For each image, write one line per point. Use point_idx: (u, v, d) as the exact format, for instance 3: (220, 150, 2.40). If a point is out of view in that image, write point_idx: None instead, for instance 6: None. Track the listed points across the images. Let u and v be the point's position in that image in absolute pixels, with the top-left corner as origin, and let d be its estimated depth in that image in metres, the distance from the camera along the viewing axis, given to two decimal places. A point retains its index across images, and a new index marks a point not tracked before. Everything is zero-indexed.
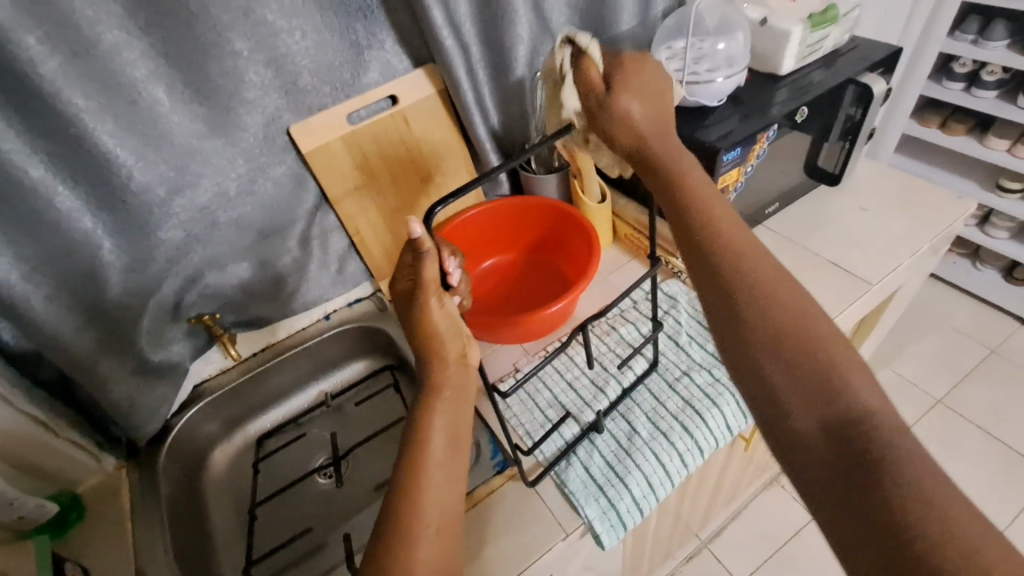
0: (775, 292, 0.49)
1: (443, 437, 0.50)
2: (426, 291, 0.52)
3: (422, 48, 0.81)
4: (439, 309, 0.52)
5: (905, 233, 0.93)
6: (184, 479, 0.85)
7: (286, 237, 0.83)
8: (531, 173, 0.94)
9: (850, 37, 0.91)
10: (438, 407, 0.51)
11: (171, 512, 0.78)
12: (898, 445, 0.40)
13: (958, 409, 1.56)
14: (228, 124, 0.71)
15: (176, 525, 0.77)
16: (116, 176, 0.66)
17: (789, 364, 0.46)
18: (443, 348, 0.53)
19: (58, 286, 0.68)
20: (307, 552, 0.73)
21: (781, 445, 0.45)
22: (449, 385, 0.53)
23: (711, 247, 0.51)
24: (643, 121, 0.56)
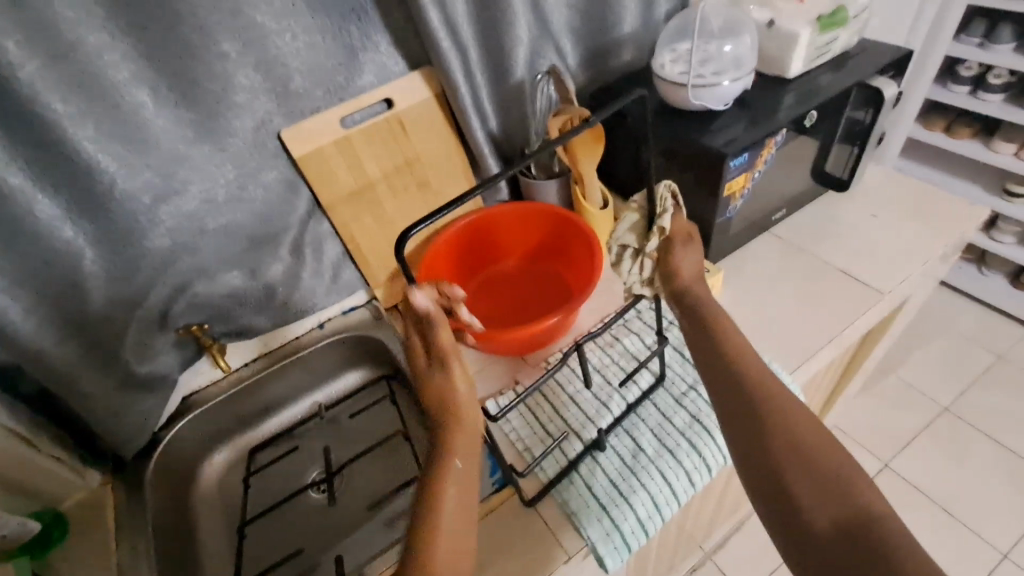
0: (785, 401, 0.53)
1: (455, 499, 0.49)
2: (440, 358, 0.51)
3: (419, 50, 0.79)
4: (455, 376, 0.52)
5: (915, 240, 0.90)
6: (172, 494, 0.82)
7: (278, 244, 0.81)
8: (531, 179, 0.92)
9: (859, 39, 0.89)
10: (451, 481, 0.49)
11: (157, 530, 0.76)
12: (902, 541, 0.44)
13: (966, 417, 1.53)
14: (217, 128, 0.68)
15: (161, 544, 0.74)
16: (98, 183, 0.63)
17: (802, 469, 0.49)
18: (458, 417, 0.51)
19: (38, 296, 0.66)
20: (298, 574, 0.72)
21: (791, 533, 0.48)
22: (464, 456, 0.51)
23: (727, 358, 0.56)
24: (692, 282, 0.62)
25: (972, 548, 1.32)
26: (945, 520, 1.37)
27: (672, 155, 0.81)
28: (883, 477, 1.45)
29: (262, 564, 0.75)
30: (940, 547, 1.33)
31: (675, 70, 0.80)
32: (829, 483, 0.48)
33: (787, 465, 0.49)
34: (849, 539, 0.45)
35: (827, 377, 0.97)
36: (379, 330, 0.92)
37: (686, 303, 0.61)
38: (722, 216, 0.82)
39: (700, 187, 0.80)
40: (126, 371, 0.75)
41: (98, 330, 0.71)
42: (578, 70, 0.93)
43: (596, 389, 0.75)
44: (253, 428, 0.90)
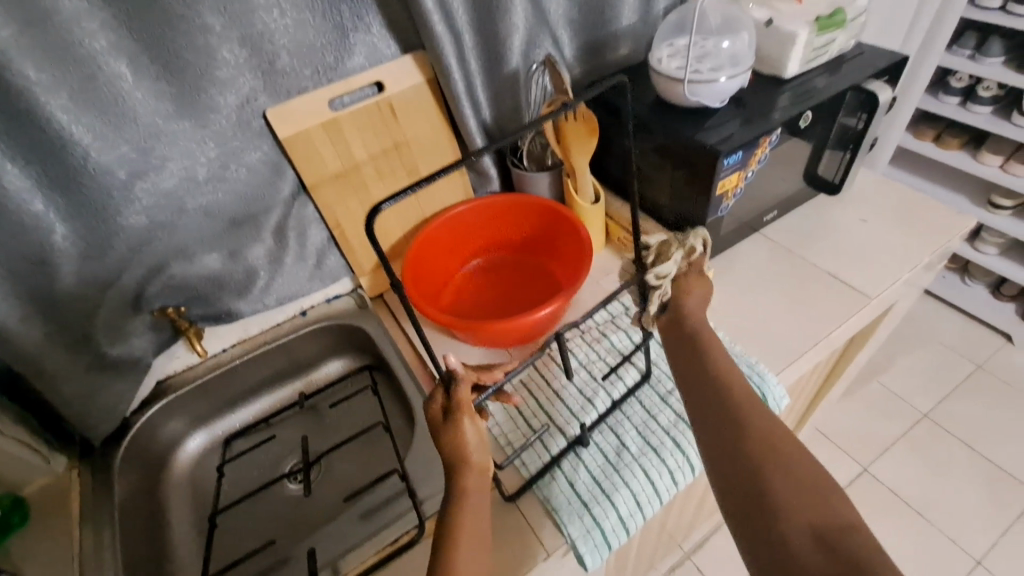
0: (766, 415, 0.53)
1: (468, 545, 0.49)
2: (460, 412, 0.52)
3: (412, 33, 0.77)
4: (472, 429, 0.52)
5: (903, 246, 0.90)
6: (142, 482, 0.79)
7: (260, 228, 0.78)
8: (523, 170, 0.90)
9: (856, 42, 0.89)
10: (466, 526, 0.50)
11: (123, 518, 0.73)
12: (879, 557, 0.43)
13: (944, 425, 1.55)
14: (199, 104, 0.66)
15: (128, 533, 0.72)
16: (71, 156, 0.60)
17: (785, 481, 0.48)
18: (472, 464, 0.51)
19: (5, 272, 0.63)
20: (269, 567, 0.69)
21: (767, 544, 0.47)
22: (476, 502, 0.51)
23: (710, 364, 0.57)
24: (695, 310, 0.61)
25: (945, 553, 1.34)
26: (921, 526, 1.39)
27: (666, 151, 0.80)
28: (862, 481, 1.46)
29: (233, 555, 0.72)
30: (915, 552, 1.35)
31: (673, 65, 0.79)
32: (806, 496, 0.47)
33: (768, 478, 0.49)
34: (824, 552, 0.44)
35: (812, 379, 0.97)
36: (363, 319, 0.90)
37: (686, 325, 0.60)
38: (713, 215, 0.81)
39: (692, 184, 0.79)
40: (96, 353, 0.73)
41: (68, 309, 0.69)
42: (574, 62, 0.92)
43: (581, 383, 0.74)
44: (229, 415, 0.89)
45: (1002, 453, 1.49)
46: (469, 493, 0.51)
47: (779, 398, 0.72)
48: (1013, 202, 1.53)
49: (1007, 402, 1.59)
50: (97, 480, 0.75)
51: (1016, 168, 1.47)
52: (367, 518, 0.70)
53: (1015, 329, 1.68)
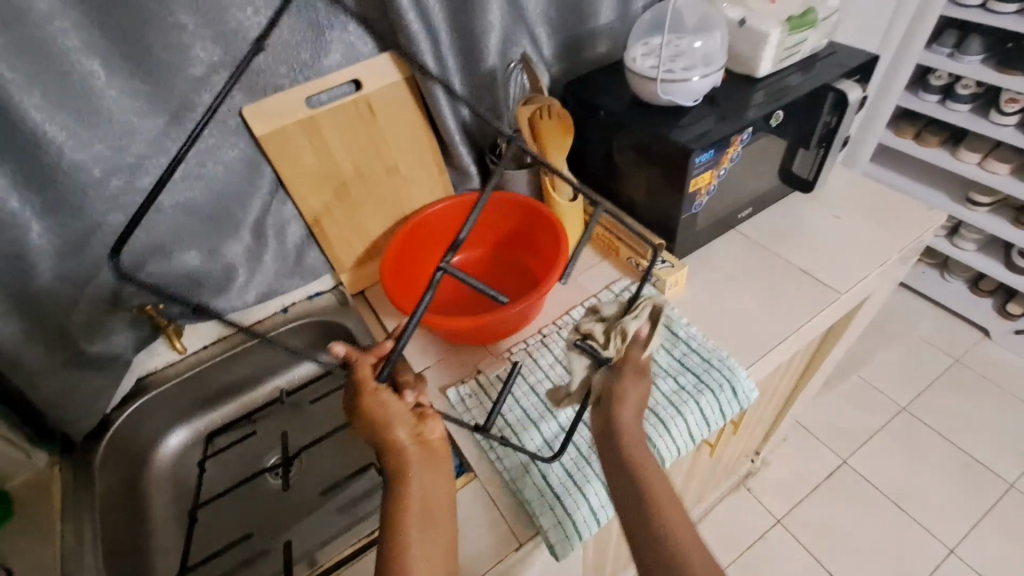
0: (669, 493, 0.51)
1: (418, 520, 0.47)
2: (364, 392, 0.50)
3: (389, 32, 0.77)
4: (381, 401, 0.50)
5: (875, 242, 0.92)
6: (121, 477, 0.80)
7: (239, 225, 0.79)
8: (502, 169, 0.90)
9: (829, 42, 0.90)
10: (410, 492, 0.47)
11: (105, 513, 0.74)
12: None
13: (922, 417, 1.58)
14: (174, 102, 0.66)
15: (108, 528, 0.73)
16: (45, 154, 0.61)
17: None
18: (392, 436, 0.49)
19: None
20: (248, 560, 0.71)
21: None
22: (415, 468, 0.48)
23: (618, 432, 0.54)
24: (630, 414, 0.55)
25: (920, 542, 1.38)
26: (897, 516, 1.42)
27: (641, 149, 0.82)
28: (840, 472, 1.49)
29: (213, 548, 0.74)
30: (891, 541, 1.38)
31: (647, 63, 0.80)
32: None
33: None
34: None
35: (787, 373, 0.99)
36: (344, 316, 0.91)
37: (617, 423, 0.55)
38: (687, 212, 0.82)
39: (666, 181, 0.81)
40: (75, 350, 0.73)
41: (44, 307, 0.69)
42: (553, 61, 0.93)
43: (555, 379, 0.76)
44: (209, 411, 0.88)
45: (977, 444, 1.53)
46: (408, 467, 0.48)
47: (749, 391, 0.73)
48: (990, 198, 1.56)
49: (983, 394, 1.62)
50: (78, 475, 0.76)
51: (993, 164, 1.50)
52: (344, 510, 0.74)
53: (992, 323, 1.71)
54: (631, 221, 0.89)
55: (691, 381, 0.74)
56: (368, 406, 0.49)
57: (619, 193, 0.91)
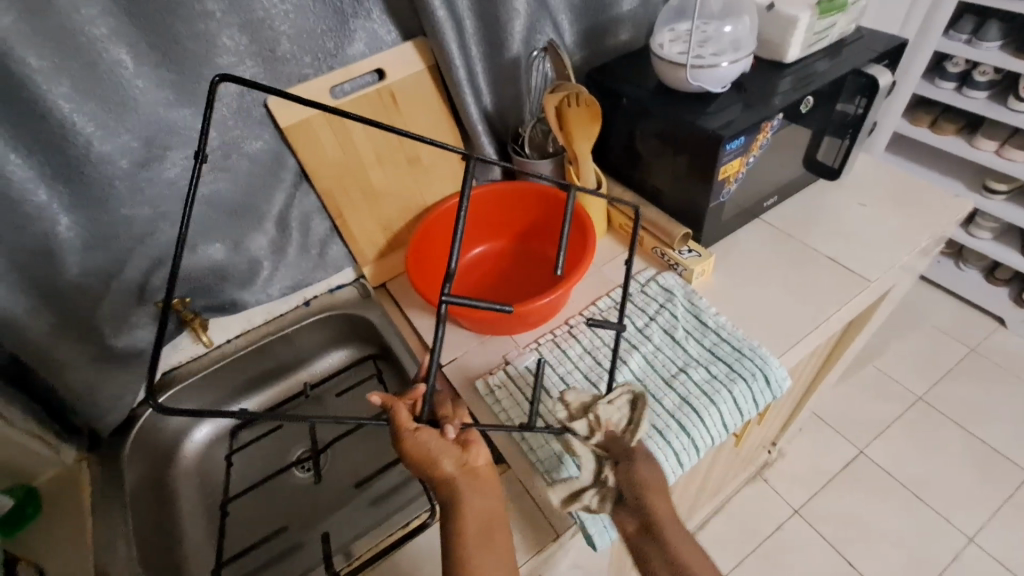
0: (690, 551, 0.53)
1: (480, 540, 0.45)
2: (404, 436, 0.47)
3: (412, 20, 0.76)
4: (423, 440, 0.47)
5: (901, 230, 0.91)
6: (150, 472, 0.80)
7: (263, 218, 0.78)
8: (525, 158, 0.89)
9: (855, 26, 0.89)
10: (468, 518, 0.46)
11: (135, 507, 0.74)
12: None
13: (938, 407, 1.58)
14: (200, 92, 0.65)
15: (139, 522, 0.73)
16: (73, 145, 0.60)
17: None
18: (439, 469, 0.47)
19: (9, 264, 0.63)
20: (280, 554, 0.71)
21: None
22: (468, 494, 0.46)
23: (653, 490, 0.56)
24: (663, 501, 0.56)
25: (940, 532, 1.37)
26: (916, 506, 1.41)
27: (667, 137, 0.81)
28: (858, 463, 1.49)
29: (244, 543, 0.73)
30: (909, 531, 1.38)
31: (675, 50, 0.79)
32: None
33: None
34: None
35: (810, 363, 0.98)
36: (366, 309, 0.90)
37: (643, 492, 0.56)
38: (715, 200, 0.81)
39: (694, 169, 0.80)
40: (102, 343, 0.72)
41: (72, 300, 0.69)
42: (574, 48, 0.91)
43: (583, 370, 0.75)
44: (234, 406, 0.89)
45: (994, 434, 1.52)
46: (460, 493, 0.47)
47: (782, 380, 0.73)
48: (1007, 186, 1.55)
49: (999, 384, 1.61)
50: (106, 470, 0.76)
51: (1011, 152, 1.48)
52: (377, 504, 0.74)
53: (1008, 312, 1.70)
54: (656, 210, 0.88)
55: (723, 371, 0.73)
56: (411, 450, 0.47)
57: (643, 181, 0.90)
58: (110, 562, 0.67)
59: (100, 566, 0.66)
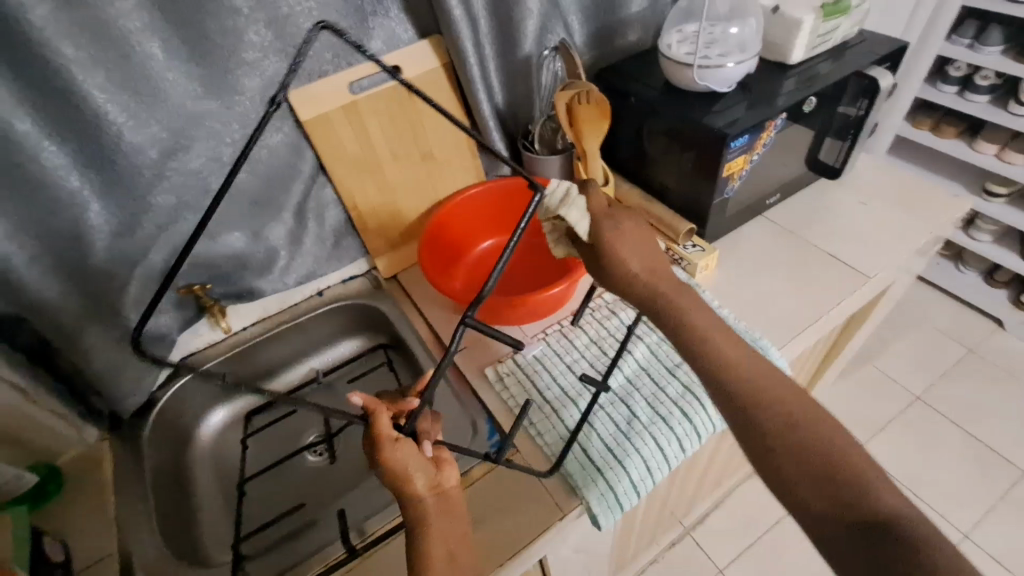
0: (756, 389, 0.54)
1: (443, 560, 0.48)
2: (384, 446, 0.48)
3: (428, 18, 0.79)
4: (403, 452, 0.49)
5: (902, 229, 0.93)
6: (169, 454, 0.82)
7: (282, 208, 0.81)
8: (534, 153, 0.92)
9: (858, 30, 0.91)
10: (433, 534, 0.49)
11: (155, 487, 0.76)
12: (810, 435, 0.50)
13: (936, 406, 1.60)
14: (225, 85, 0.68)
15: (158, 501, 0.75)
16: (106, 134, 0.63)
17: (819, 491, 0.47)
18: (412, 487, 0.49)
19: (41, 247, 0.66)
20: (296, 530, 0.72)
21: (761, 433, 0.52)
22: (434, 514, 0.50)
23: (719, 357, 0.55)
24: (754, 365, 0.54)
25: None
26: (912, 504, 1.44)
27: (674, 134, 0.83)
28: None
29: (260, 520, 0.76)
30: None
31: (682, 50, 0.81)
32: (841, 497, 0.47)
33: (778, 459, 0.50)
34: (870, 562, 0.43)
35: (810, 359, 1.01)
36: (378, 299, 0.92)
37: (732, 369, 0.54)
38: (719, 196, 0.84)
39: (699, 166, 0.82)
40: (125, 328, 0.75)
41: (100, 284, 0.71)
42: (584, 48, 0.94)
43: (589, 360, 0.78)
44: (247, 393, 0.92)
45: (991, 433, 1.54)
46: (426, 514, 0.50)
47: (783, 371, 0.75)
48: (1007, 189, 1.57)
49: (997, 385, 1.64)
50: (128, 451, 0.78)
51: (1011, 155, 1.50)
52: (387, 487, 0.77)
53: (1007, 314, 1.72)
54: (663, 207, 0.89)
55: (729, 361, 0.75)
56: (387, 460, 0.48)
57: (650, 178, 0.93)
58: (134, 539, 0.69)
59: (122, 544, 0.68)
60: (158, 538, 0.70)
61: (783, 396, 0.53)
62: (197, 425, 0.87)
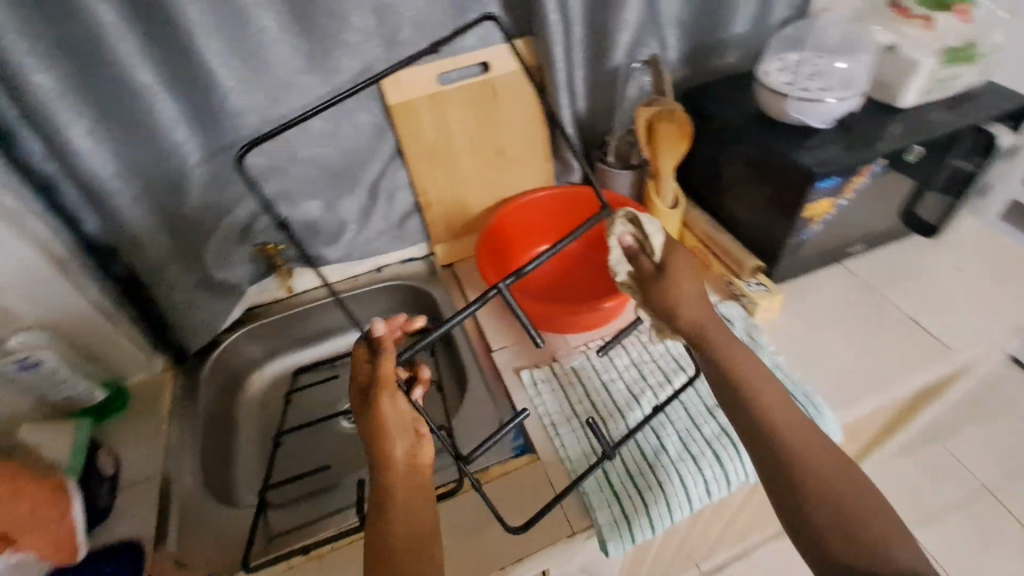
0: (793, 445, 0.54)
1: (405, 533, 0.49)
2: (381, 389, 0.51)
3: (524, 19, 0.80)
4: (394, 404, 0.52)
5: (1000, 304, 0.84)
6: (222, 395, 0.88)
7: (357, 185, 0.85)
8: (607, 165, 0.91)
9: (984, 81, 0.83)
10: (400, 503, 0.50)
11: (204, 423, 0.82)
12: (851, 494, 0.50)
13: (1011, 505, 1.43)
14: (325, 62, 0.72)
15: (205, 436, 0.81)
16: (214, 95, 0.68)
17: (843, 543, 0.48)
18: (393, 445, 0.51)
19: (140, 190, 0.71)
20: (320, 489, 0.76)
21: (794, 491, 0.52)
22: (405, 484, 0.51)
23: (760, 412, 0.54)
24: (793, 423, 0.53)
25: None
26: None
27: (757, 165, 0.79)
28: None
29: (290, 473, 0.80)
30: None
31: (780, 80, 0.78)
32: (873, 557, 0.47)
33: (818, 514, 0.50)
34: None
35: (869, 427, 0.93)
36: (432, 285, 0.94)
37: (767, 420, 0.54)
38: (796, 236, 0.79)
39: (778, 202, 0.78)
40: (203, 273, 0.81)
41: (188, 230, 0.77)
42: (677, 65, 0.91)
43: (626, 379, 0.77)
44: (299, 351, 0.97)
45: None
46: (397, 482, 0.51)
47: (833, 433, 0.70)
48: None
49: None
50: (185, 385, 0.84)
51: None
52: None
53: None
54: (731, 238, 0.87)
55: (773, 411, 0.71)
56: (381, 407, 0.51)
57: (723, 207, 0.89)
58: (176, 467, 0.74)
59: (165, 470, 0.73)
60: (198, 469, 0.76)
61: (804, 429, 0.54)
62: (250, 373, 0.93)
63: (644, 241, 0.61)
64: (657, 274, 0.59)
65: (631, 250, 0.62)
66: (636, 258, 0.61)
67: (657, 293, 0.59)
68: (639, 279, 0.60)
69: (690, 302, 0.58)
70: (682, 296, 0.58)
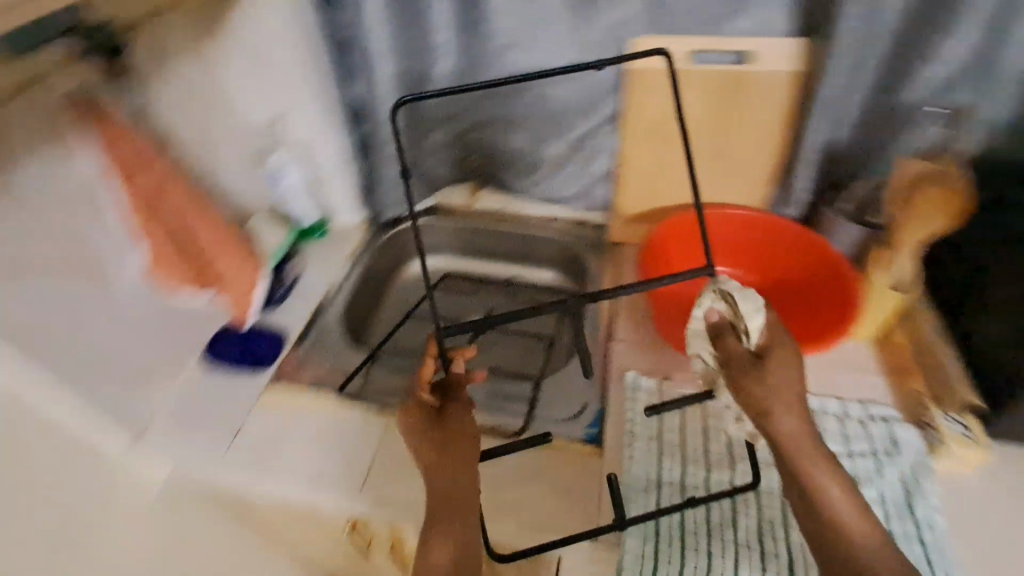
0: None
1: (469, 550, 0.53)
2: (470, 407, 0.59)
3: (809, 19, 0.72)
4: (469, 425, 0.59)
5: None
6: (385, 262, 0.99)
7: (568, 131, 0.87)
8: (839, 210, 0.77)
9: None
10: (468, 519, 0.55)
11: (364, 277, 0.95)
12: None
13: None
14: (589, 10, 0.75)
15: (362, 286, 0.94)
16: (489, 11, 0.77)
17: None
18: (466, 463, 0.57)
19: (400, 70, 0.83)
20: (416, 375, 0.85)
21: None
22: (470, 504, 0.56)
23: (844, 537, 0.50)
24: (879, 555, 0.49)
25: None
26: None
27: None
28: None
29: (402, 350, 0.90)
30: None
31: None
32: None
33: None
34: None
35: None
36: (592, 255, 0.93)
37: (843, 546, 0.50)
38: None
39: None
40: (417, 159, 0.94)
41: (424, 119, 0.89)
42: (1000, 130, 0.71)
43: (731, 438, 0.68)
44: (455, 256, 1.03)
45: None
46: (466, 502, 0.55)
47: None
48: None
49: None
50: (366, 243, 0.97)
51: None
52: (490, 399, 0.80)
53: None
54: (957, 361, 0.68)
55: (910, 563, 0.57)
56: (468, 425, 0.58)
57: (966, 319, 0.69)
58: (332, 301, 0.89)
59: (323, 301, 0.89)
60: (342, 312, 0.89)
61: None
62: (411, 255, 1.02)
63: (740, 327, 0.59)
64: (750, 359, 0.57)
65: (717, 326, 0.61)
66: (732, 337, 0.59)
67: (745, 377, 0.56)
68: (727, 358, 0.58)
69: (789, 395, 0.55)
70: (777, 386, 0.55)
